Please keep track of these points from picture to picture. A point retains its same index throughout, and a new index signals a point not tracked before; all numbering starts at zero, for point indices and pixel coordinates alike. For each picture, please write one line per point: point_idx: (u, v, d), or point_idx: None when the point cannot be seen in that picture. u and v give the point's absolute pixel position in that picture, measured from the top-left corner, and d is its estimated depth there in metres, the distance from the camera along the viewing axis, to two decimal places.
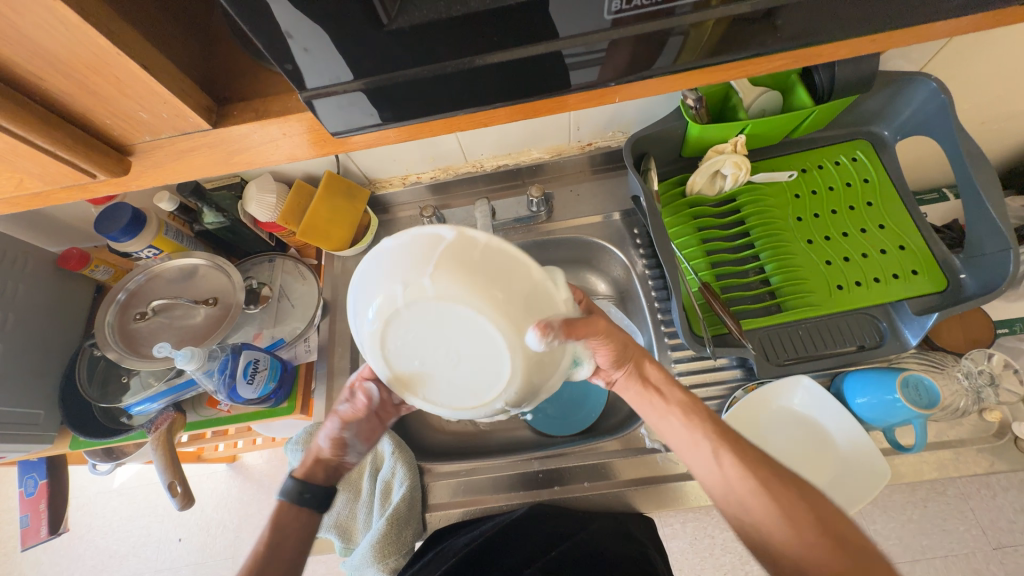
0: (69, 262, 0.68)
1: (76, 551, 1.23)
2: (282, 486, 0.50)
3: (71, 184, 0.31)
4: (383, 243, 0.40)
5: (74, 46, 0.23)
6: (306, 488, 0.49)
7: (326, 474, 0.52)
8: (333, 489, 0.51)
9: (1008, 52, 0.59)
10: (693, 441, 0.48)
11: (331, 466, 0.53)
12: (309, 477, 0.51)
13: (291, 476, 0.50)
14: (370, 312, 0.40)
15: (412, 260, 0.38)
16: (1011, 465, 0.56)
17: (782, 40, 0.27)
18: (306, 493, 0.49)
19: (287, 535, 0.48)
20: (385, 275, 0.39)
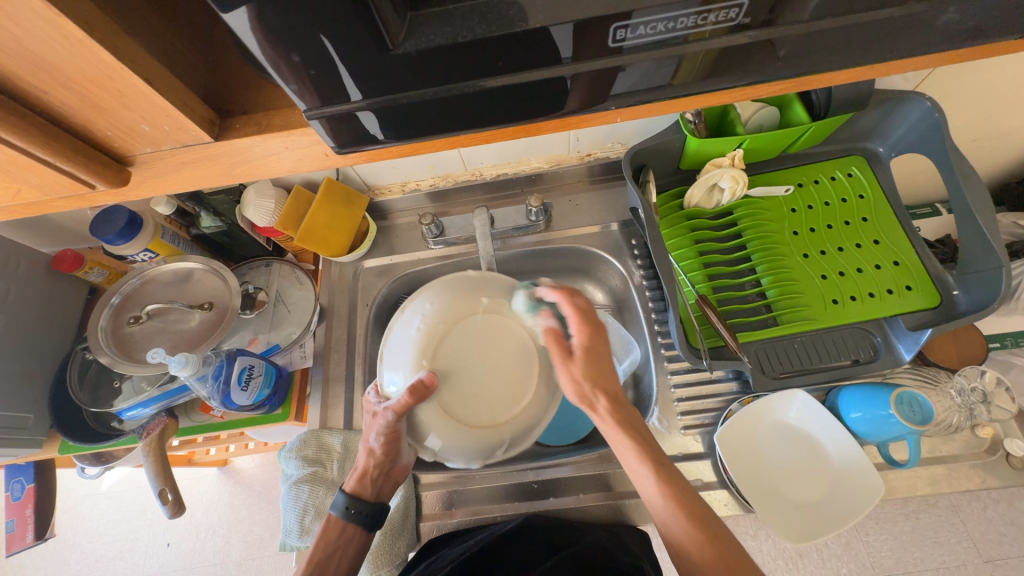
0: (62, 264, 0.67)
1: (62, 555, 1.21)
2: (335, 501, 0.54)
3: (71, 194, 0.31)
4: (467, 274, 0.55)
5: (77, 60, 0.23)
6: (354, 504, 0.54)
7: (373, 490, 0.56)
8: (380, 506, 0.55)
9: (1000, 74, 0.60)
10: (639, 465, 0.47)
11: (377, 480, 0.56)
12: (358, 492, 0.55)
13: (342, 491, 0.55)
14: (440, 314, 0.51)
15: (487, 293, 0.53)
16: (1003, 481, 0.57)
17: (782, 67, 0.28)
18: (352, 509, 0.54)
19: (332, 555, 0.53)
20: (464, 295, 0.53)
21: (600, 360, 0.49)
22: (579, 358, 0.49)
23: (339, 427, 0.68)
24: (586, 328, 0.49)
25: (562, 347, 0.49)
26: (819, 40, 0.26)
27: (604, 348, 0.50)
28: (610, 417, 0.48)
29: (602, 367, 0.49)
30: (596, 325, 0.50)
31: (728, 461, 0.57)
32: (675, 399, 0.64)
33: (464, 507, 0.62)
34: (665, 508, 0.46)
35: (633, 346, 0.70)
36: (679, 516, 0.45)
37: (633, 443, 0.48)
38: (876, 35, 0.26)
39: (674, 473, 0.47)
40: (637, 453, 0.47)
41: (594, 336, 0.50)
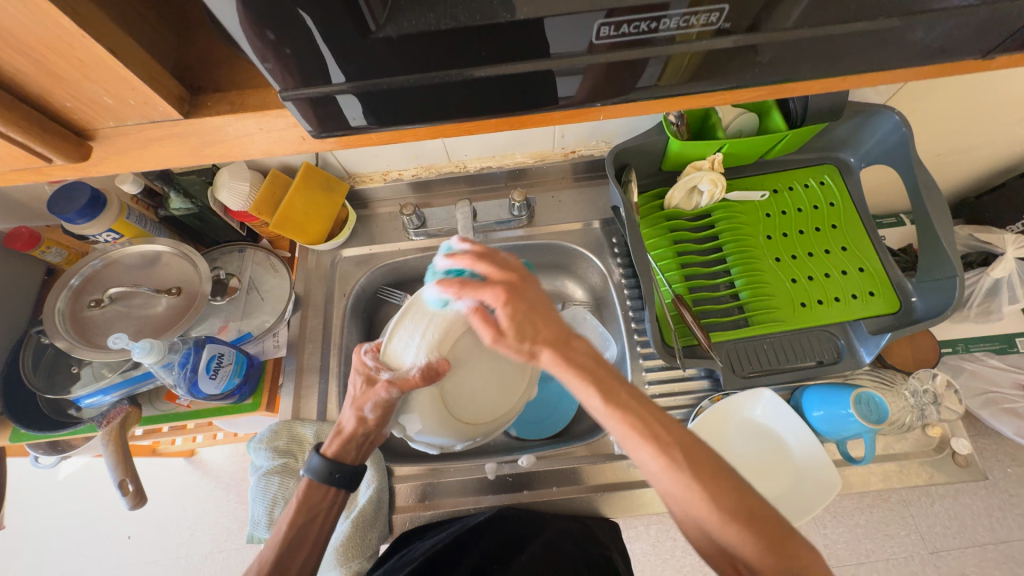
0: (17, 242, 0.63)
1: (12, 548, 1.15)
2: (312, 465, 0.53)
3: (24, 167, 0.30)
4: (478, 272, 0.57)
5: (33, 26, 0.22)
6: (336, 469, 0.53)
7: (356, 453, 0.56)
8: (360, 467, 0.55)
9: (963, 93, 0.63)
10: (594, 399, 0.41)
11: (360, 443, 0.56)
12: (338, 456, 0.55)
13: (321, 456, 0.54)
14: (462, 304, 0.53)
15: None
16: (948, 478, 0.60)
17: (759, 74, 0.29)
18: (335, 473, 0.53)
19: (316, 517, 0.53)
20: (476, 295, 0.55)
21: (528, 315, 0.42)
22: (506, 330, 0.41)
23: (312, 417, 0.67)
24: (499, 294, 0.41)
25: (493, 328, 0.41)
26: (796, 49, 0.27)
27: (529, 302, 0.42)
28: (555, 364, 0.42)
29: (533, 321, 0.42)
30: (508, 279, 0.43)
31: None
32: (649, 395, 0.65)
33: (437, 500, 0.61)
34: (629, 439, 0.41)
35: (609, 342, 0.72)
36: (643, 445, 0.40)
37: (582, 379, 0.41)
38: (849, 48, 0.27)
39: (637, 399, 0.42)
40: (587, 387, 0.41)
41: (512, 295, 0.42)
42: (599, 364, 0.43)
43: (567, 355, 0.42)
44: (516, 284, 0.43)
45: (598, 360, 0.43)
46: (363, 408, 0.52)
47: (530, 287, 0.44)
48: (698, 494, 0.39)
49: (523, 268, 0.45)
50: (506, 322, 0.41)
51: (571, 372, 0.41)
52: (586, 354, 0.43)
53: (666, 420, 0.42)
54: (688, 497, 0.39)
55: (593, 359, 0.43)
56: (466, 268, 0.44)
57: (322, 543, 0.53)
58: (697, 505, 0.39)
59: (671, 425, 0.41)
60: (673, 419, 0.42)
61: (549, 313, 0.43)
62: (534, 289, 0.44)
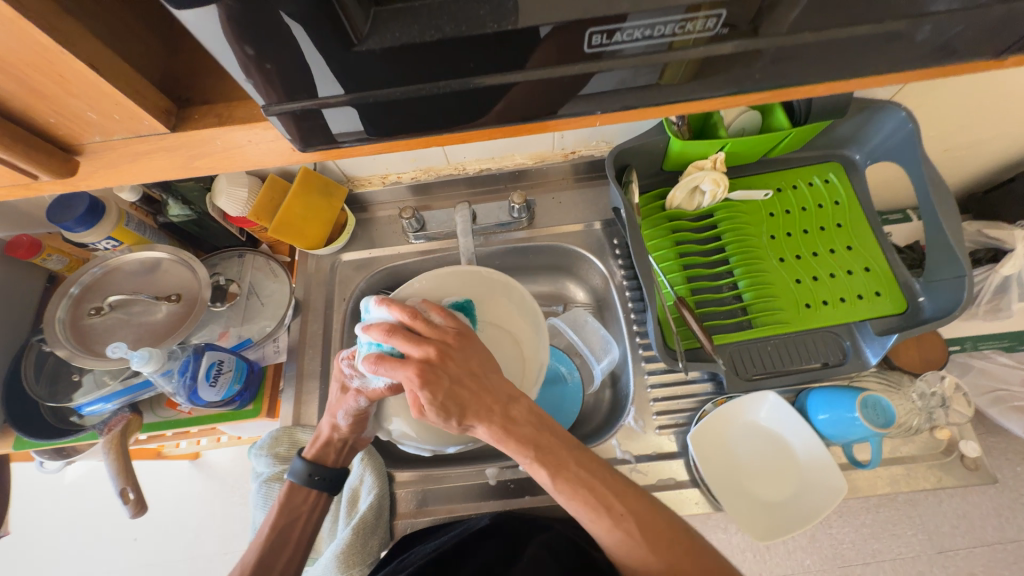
0: (18, 250, 0.64)
1: (21, 551, 1.17)
2: (294, 467, 0.54)
3: (12, 183, 0.29)
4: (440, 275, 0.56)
5: (11, 42, 0.21)
6: (316, 471, 0.54)
7: (336, 455, 0.56)
8: (343, 470, 0.56)
9: (971, 87, 0.62)
10: (542, 473, 0.43)
11: (340, 446, 0.57)
12: (319, 458, 0.56)
13: (302, 458, 0.55)
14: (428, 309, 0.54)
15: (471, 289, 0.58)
16: (957, 481, 0.59)
17: (760, 78, 0.28)
18: (316, 476, 0.54)
19: (298, 520, 0.54)
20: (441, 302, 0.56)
21: (453, 392, 0.43)
22: (429, 409, 0.43)
23: (313, 423, 0.67)
24: (415, 375, 0.42)
25: (416, 406, 0.43)
26: (798, 53, 0.26)
27: (451, 374, 0.44)
28: (494, 437, 0.44)
29: (457, 399, 0.43)
30: (427, 355, 0.44)
31: (700, 461, 0.58)
32: (652, 399, 0.65)
33: (439, 505, 0.61)
34: (577, 512, 0.42)
35: (611, 345, 0.71)
36: (597, 518, 0.41)
37: (525, 452, 0.43)
38: (854, 51, 0.26)
39: (585, 467, 0.43)
40: (533, 464, 0.43)
41: (432, 375, 0.43)
42: (539, 429, 0.44)
43: (506, 428, 0.44)
44: (437, 358, 0.44)
45: (540, 427, 0.44)
46: (336, 415, 0.53)
47: (453, 359, 0.44)
48: (656, 566, 0.39)
49: (449, 331, 0.46)
50: (427, 392, 0.42)
51: (515, 446, 0.43)
52: (527, 421, 0.44)
53: (616, 486, 0.42)
54: (645, 568, 0.39)
55: (533, 425, 0.44)
56: (385, 341, 0.45)
57: (305, 545, 0.54)
58: (653, 573, 0.39)
59: (624, 493, 0.42)
60: (622, 484, 0.43)
61: (475, 384, 0.44)
62: (459, 359, 0.45)
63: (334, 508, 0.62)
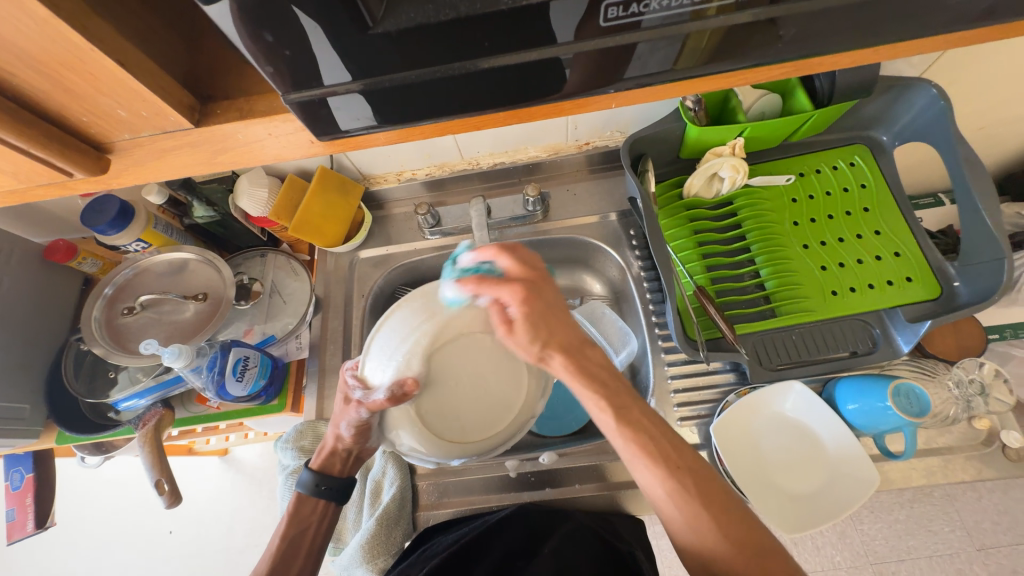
0: (55, 254, 0.66)
1: (66, 542, 1.23)
2: (300, 478, 0.55)
3: (47, 182, 0.30)
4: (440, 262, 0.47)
5: (47, 42, 0.22)
6: (322, 481, 0.55)
7: (342, 465, 0.57)
8: (347, 480, 0.57)
9: (1008, 59, 0.59)
10: (607, 414, 0.41)
11: (346, 455, 0.57)
12: (325, 469, 0.57)
13: (309, 468, 0.56)
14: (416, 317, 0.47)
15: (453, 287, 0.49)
16: (998, 473, 0.57)
17: (782, 49, 0.27)
18: (322, 486, 0.55)
19: (307, 529, 0.55)
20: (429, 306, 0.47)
21: (546, 315, 0.42)
22: (520, 327, 0.41)
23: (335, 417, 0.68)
24: (513, 291, 0.41)
25: (505, 323, 0.42)
26: (822, 21, 0.25)
27: (546, 301, 0.42)
28: (567, 371, 0.42)
29: (549, 322, 0.42)
30: (528, 279, 0.43)
31: (724, 453, 0.56)
32: (672, 390, 0.64)
33: (460, 498, 0.62)
34: (636, 460, 0.41)
35: (630, 337, 0.70)
36: (653, 465, 0.40)
37: (594, 391, 0.42)
38: (880, 17, 0.25)
39: (651, 418, 0.42)
40: (600, 402, 0.42)
41: (530, 295, 0.42)
42: (613, 376, 0.43)
43: (580, 367, 0.42)
44: (535, 283, 0.43)
45: (611, 375, 0.43)
46: (340, 425, 0.53)
47: (549, 287, 0.44)
48: (707, 524, 0.38)
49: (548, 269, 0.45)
50: (519, 311, 0.41)
51: (584, 384, 0.42)
52: (601, 366, 0.43)
53: (676, 441, 0.41)
54: (695, 528, 0.38)
55: (606, 370, 0.43)
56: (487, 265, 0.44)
57: (316, 553, 0.55)
58: (705, 534, 0.38)
59: (681, 447, 0.41)
60: (685, 445, 0.41)
61: (565, 316, 0.43)
62: (554, 288, 0.44)
63: (358, 501, 0.63)
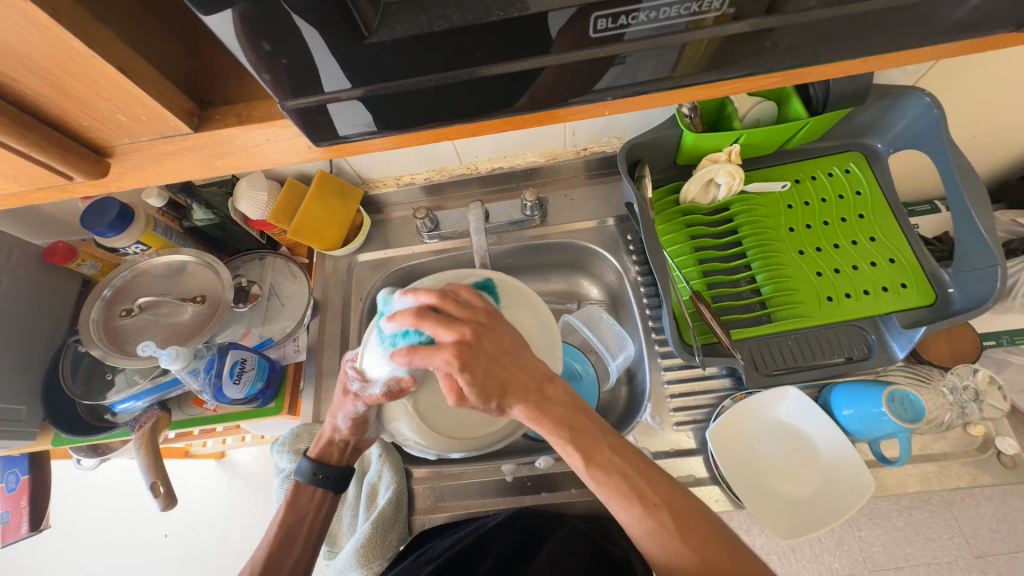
0: (54, 256, 0.67)
1: (60, 546, 1.22)
2: (299, 466, 0.56)
3: (48, 185, 0.31)
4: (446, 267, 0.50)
5: (49, 48, 0.23)
6: (320, 469, 0.55)
7: (340, 454, 0.57)
8: (345, 470, 0.57)
9: (1001, 69, 0.59)
10: (575, 457, 0.42)
11: (343, 445, 0.57)
12: (323, 457, 0.57)
13: (307, 457, 0.56)
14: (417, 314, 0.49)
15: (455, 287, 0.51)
16: (994, 479, 0.57)
17: (773, 59, 0.27)
18: (320, 474, 0.55)
19: (305, 517, 0.55)
20: None
21: (489, 370, 0.41)
22: (469, 389, 0.40)
23: None
24: (451, 358, 0.40)
25: (453, 391, 0.40)
26: (811, 32, 0.26)
27: (486, 355, 0.41)
28: (528, 417, 0.42)
29: (495, 378, 0.41)
30: (461, 336, 0.41)
31: (720, 458, 0.57)
32: (669, 395, 0.64)
33: (456, 501, 0.62)
34: (610, 500, 0.41)
35: (627, 342, 0.70)
36: (629, 505, 0.40)
37: (557, 432, 0.42)
38: (868, 28, 0.26)
39: (620, 454, 0.42)
40: (567, 445, 0.42)
41: (468, 354, 0.41)
42: (576, 412, 0.43)
43: (541, 408, 0.42)
44: (470, 338, 0.42)
45: (572, 409, 0.43)
46: (337, 416, 0.54)
47: (487, 338, 0.43)
48: (690, 561, 0.38)
49: (482, 317, 0.44)
50: (462, 373, 0.40)
51: (546, 425, 0.42)
52: (562, 401, 0.43)
53: (653, 476, 0.41)
54: (679, 565, 0.38)
55: (567, 406, 0.43)
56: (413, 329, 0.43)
57: (314, 543, 0.55)
58: (688, 571, 0.38)
59: (658, 482, 0.41)
60: (661, 476, 0.42)
61: (513, 361, 0.43)
62: (493, 338, 0.43)
63: (354, 504, 0.63)
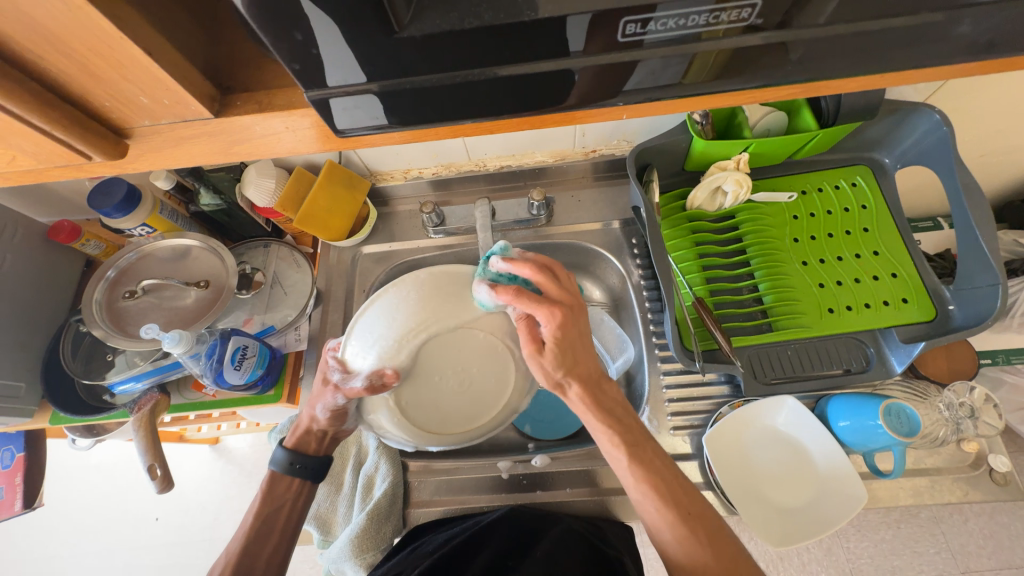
0: (58, 235, 0.66)
1: (51, 524, 1.22)
2: (274, 457, 0.55)
3: (66, 164, 0.31)
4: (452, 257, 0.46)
5: (79, 29, 0.23)
6: (297, 459, 0.55)
7: (316, 444, 0.57)
8: (323, 459, 0.57)
9: (1011, 90, 0.60)
10: (621, 455, 0.47)
11: (320, 435, 0.57)
12: (300, 447, 0.56)
13: (282, 447, 0.56)
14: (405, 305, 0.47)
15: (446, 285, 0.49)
16: (985, 496, 0.57)
17: (793, 71, 0.27)
18: (296, 464, 0.55)
19: (282, 507, 0.55)
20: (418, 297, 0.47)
21: (573, 344, 0.47)
22: (549, 350, 0.46)
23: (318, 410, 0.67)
24: (552, 314, 0.45)
25: (536, 343, 0.46)
26: (831, 47, 0.26)
27: (576, 329, 0.47)
28: (582, 402, 0.48)
29: (574, 352, 0.47)
30: (562, 305, 0.46)
31: (715, 462, 0.57)
32: (667, 399, 0.64)
33: (451, 496, 0.62)
34: (645, 497, 0.46)
35: (627, 345, 0.70)
36: (663, 507, 0.45)
37: (607, 424, 0.48)
38: (888, 46, 0.26)
39: (660, 459, 0.48)
40: (614, 440, 0.47)
41: (564, 321, 0.46)
42: (625, 411, 0.49)
43: (595, 401, 0.48)
44: (568, 309, 0.47)
45: (624, 413, 0.49)
46: (315, 406, 0.53)
47: (579, 319, 0.47)
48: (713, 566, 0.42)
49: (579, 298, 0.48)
50: (555, 330, 0.45)
51: (598, 415, 0.48)
52: (615, 400, 0.49)
53: (683, 482, 0.47)
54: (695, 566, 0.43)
55: (621, 405, 0.49)
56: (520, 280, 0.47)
57: (291, 531, 0.55)
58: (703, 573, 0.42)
59: (690, 493, 0.46)
60: (693, 489, 0.47)
61: (588, 348, 0.48)
62: (582, 321, 0.48)
63: (348, 495, 0.63)
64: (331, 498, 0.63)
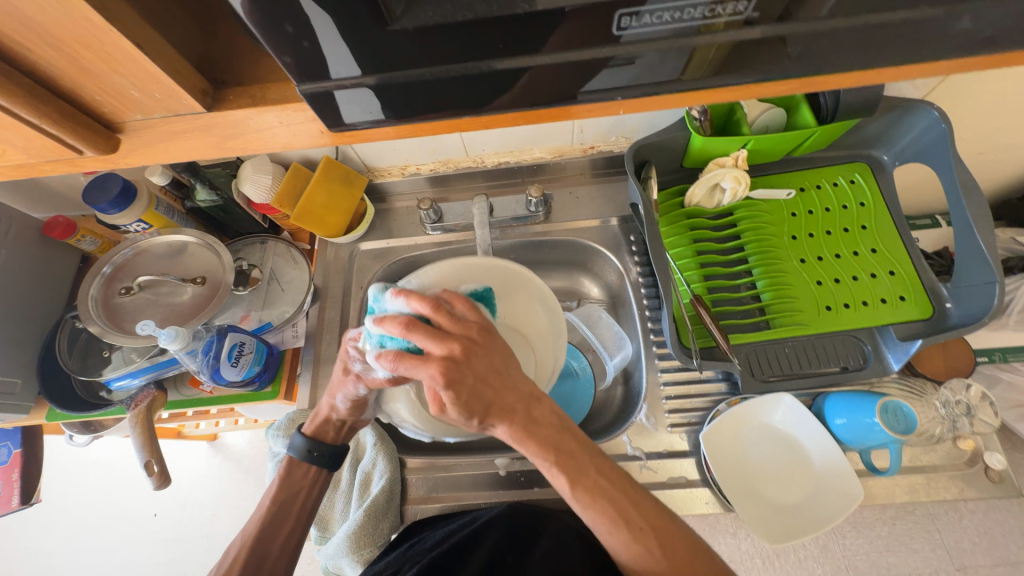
0: (54, 230, 0.66)
1: (49, 520, 1.22)
2: (294, 443, 0.55)
3: (57, 158, 0.31)
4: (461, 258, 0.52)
5: (68, 22, 0.23)
6: (315, 447, 0.55)
7: (335, 433, 0.56)
8: (340, 448, 0.56)
9: (1010, 87, 0.60)
10: (560, 480, 0.41)
11: (339, 424, 0.56)
12: (319, 435, 0.56)
13: (302, 434, 0.55)
14: None
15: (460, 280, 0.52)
16: (980, 493, 0.58)
17: (790, 66, 0.27)
18: (315, 452, 0.55)
19: (298, 494, 0.55)
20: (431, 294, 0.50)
21: (477, 390, 0.39)
22: (452, 405, 0.38)
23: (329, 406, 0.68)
24: (438, 373, 0.37)
25: (437, 402, 0.39)
26: (828, 41, 0.26)
27: (476, 373, 0.39)
28: (512, 437, 0.41)
29: (484, 395, 0.39)
30: (448, 353, 0.38)
31: (712, 460, 0.57)
32: (664, 396, 0.64)
33: (448, 493, 0.62)
34: (597, 523, 0.41)
35: (625, 342, 0.71)
36: (615, 530, 0.40)
37: (543, 454, 0.41)
38: (886, 41, 0.26)
39: (607, 478, 0.42)
40: (551, 466, 0.41)
41: (454, 375, 0.37)
42: (564, 432, 0.42)
43: (527, 428, 0.41)
44: (458, 355, 0.38)
45: (561, 429, 0.42)
46: (335, 396, 0.52)
47: (477, 356, 0.39)
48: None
49: (476, 332, 0.40)
50: (450, 391, 0.37)
51: (533, 446, 0.41)
52: (550, 423, 0.42)
53: (639, 496, 0.42)
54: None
55: (557, 427, 0.42)
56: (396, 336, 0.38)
57: (306, 518, 0.55)
58: None
59: (645, 508, 0.41)
60: (648, 499, 0.42)
61: (504, 379, 0.40)
62: (483, 357, 0.39)
63: (348, 491, 0.63)
64: (329, 495, 0.64)
